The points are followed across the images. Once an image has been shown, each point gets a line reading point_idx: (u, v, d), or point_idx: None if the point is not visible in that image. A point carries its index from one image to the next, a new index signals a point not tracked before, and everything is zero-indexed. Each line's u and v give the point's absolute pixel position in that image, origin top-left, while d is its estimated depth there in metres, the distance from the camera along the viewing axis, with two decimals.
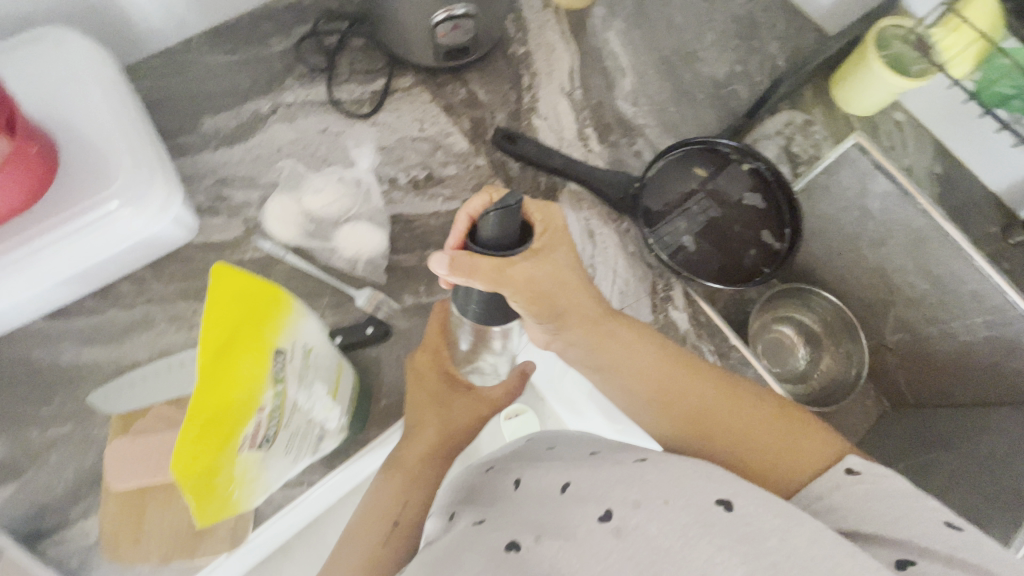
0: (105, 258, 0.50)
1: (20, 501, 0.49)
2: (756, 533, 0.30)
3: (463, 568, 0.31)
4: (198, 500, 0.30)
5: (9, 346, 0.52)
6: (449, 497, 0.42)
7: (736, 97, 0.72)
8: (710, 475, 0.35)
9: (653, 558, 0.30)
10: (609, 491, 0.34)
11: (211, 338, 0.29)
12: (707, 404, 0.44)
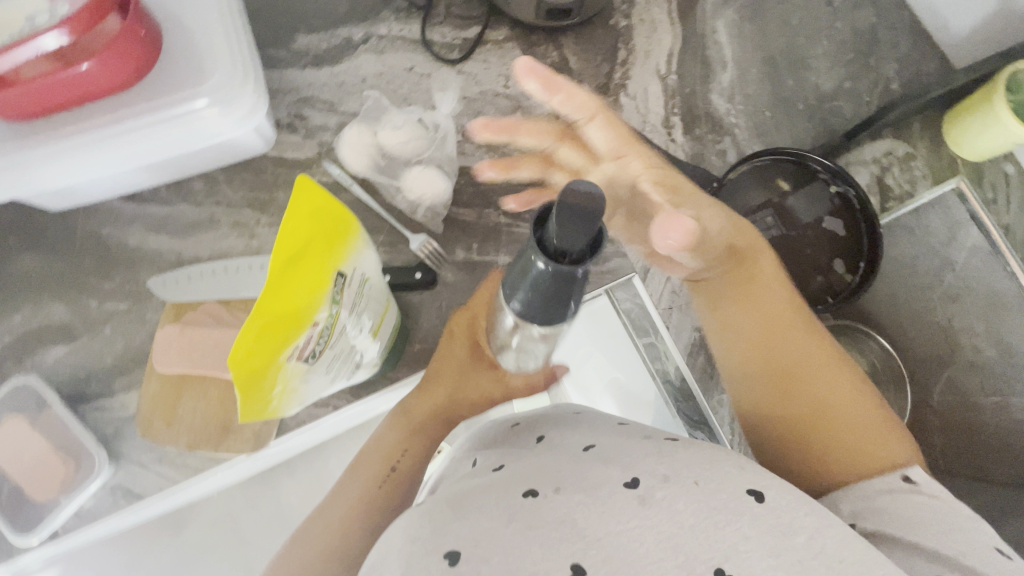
0: (184, 151, 0.51)
1: (73, 363, 0.52)
2: (786, 525, 0.30)
3: (481, 509, 0.32)
4: (245, 396, 0.31)
5: (86, 218, 0.55)
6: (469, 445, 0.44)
7: (838, 114, 0.67)
8: (746, 467, 0.34)
9: (676, 533, 0.29)
10: (640, 461, 0.34)
11: (284, 247, 0.30)
12: (799, 377, 0.43)
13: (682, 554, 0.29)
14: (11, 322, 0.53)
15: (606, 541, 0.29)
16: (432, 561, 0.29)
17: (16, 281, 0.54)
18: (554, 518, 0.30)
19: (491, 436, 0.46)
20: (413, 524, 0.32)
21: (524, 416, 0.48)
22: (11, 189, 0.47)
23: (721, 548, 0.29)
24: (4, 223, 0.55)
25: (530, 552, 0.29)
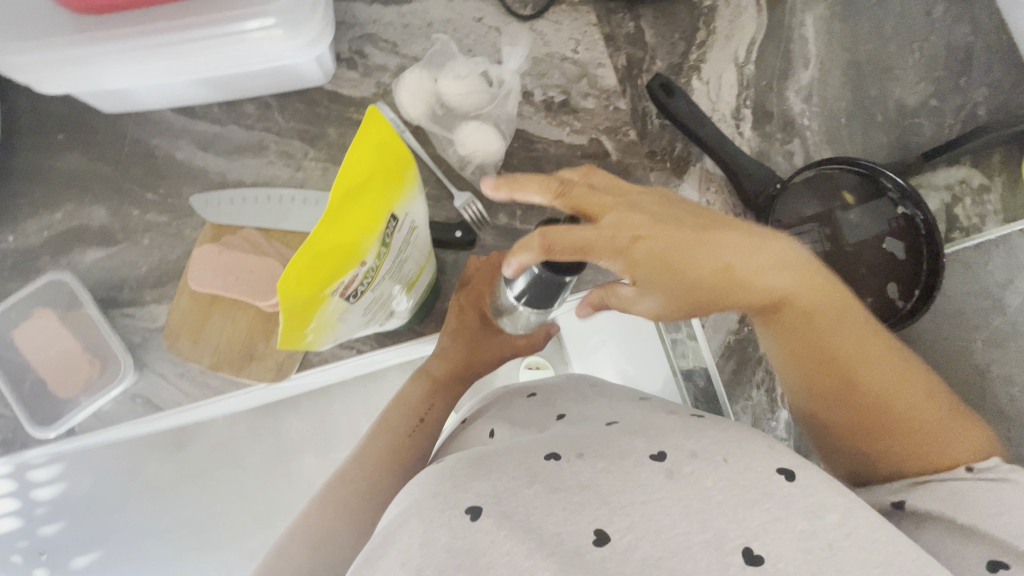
0: (242, 70, 0.50)
1: (107, 268, 0.52)
2: (817, 506, 0.31)
3: (506, 470, 0.35)
4: (288, 325, 0.31)
5: (137, 125, 0.55)
6: (495, 408, 0.47)
7: (918, 132, 0.63)
8: (772, 447, 0.35)
9: (701, 507, 0.31)
10: (665, 437, 0.36)
11: (345, 179, 0.29)
12: (853, 369, 0.41)
13: (709, 530, 0.30)
14: (51, 219, 0.53)
15: (630, 508, 0.32)
16: (454, 514, 0.32)
17: (60, 178, 0.54)
18: (576, 483, 0.34)
19: (513, 402, 0.48)
20: (436, 480, 0.35)
21: (546, 385, 0.50)
22: (69, 82, 0.47)
23: (749, 528, 0.31)
24: (54, 118, 0.54)
25: (552, 512, 0.32)
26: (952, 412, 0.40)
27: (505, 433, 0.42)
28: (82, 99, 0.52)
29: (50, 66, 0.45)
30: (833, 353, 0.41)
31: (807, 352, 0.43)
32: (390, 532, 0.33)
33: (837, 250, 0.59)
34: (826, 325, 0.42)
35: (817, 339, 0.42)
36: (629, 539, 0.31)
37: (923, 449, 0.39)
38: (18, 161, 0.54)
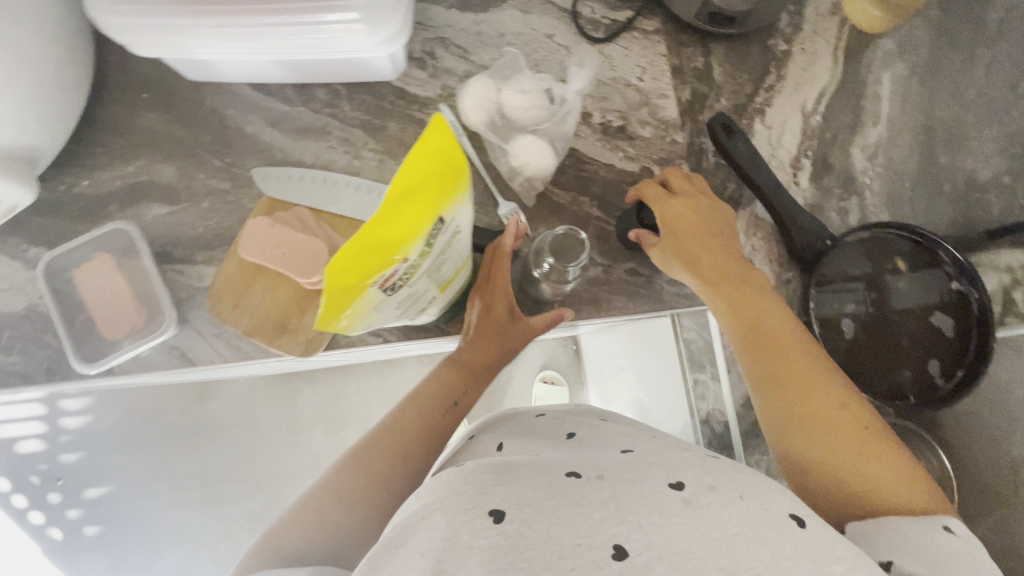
0: (319, 57, 0.52)
1: (168, 224, 0.55)
2: (827, 552, 0.31)
3: (521, 484, 0.34)
4: (329, 308, 0.32)
5: (214, 96, 0.58)
6: (504, 424, 0.48)
7: (985, 210, 0.58)
8: (784, 489, 0.36)
9: (717, 537, 0.31)
10: (682, 469, 0.36)
11: (404, 178, 0.30)
12: (811, 386, 0.40)
13: (724, 559, 0.30)
14: (124, 170, 0.56)
15: (647, 527, 0.31)
16: (476, 515, 0.32)
17: (138, 134, 0.57)
18: (595, 498, 0.33)
19: (523, 420, 0.48)
20: (459, 480, 0.35)
21: (557, 409, 0.50)
22: (161, 49, 0.50)
23: (762, 560, 0.30)
24: (141, 78, 0.58)
25: (572, 524, 0.32)
26: (869, 428, 0.39)
27: (512, 445, 0.43)
28: (173, 66, 0.55)
29: (147, 33, 0.48)
30: (792, 362, 0.42)
31: (772, 372, 0.42)
32: (410, 523, 0.33)
33: (880, 316, 0.57)
34: (780, 332, 0.44)
35: (779, 354, 0.43)
36: (647, 557, 0.30)
37: (860, 485, 0.37)
38: (103, 112, 0.57)
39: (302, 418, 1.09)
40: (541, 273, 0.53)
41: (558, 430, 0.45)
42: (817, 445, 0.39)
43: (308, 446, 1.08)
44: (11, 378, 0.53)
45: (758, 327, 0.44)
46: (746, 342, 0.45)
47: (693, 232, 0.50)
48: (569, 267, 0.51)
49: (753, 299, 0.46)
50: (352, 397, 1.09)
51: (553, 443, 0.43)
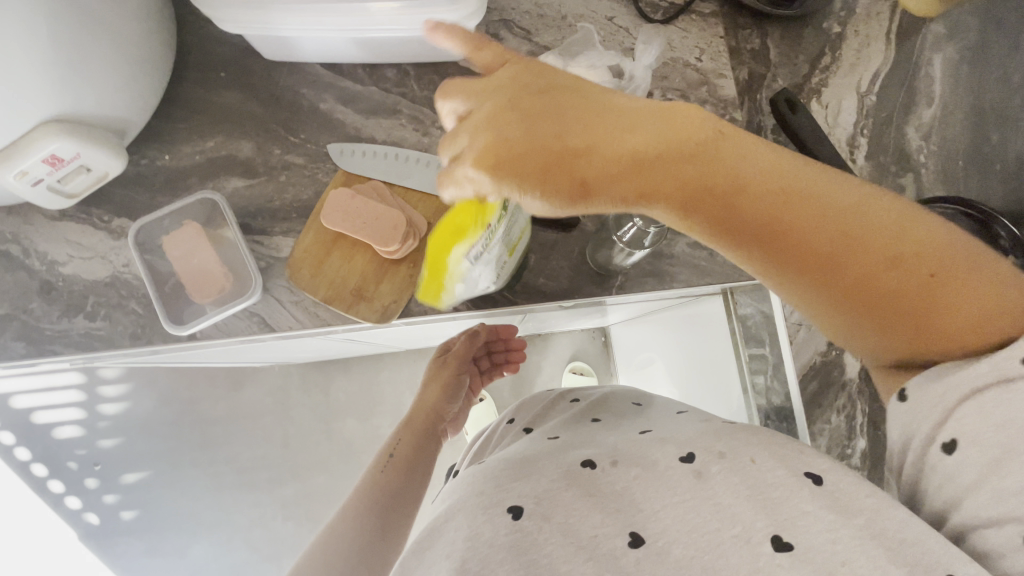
0: (399, 34, 0.54)
1: (245, 196, 0.57)
2: (845, 503, 0.33)
3: (540, 475, 0.39)
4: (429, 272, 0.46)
5: (289, 75, 0.60)
6: (537, 415, 0.53)
7: None
8: (806, 450, 0.37)
9: (731, 503, 0.34)
10: (695, 440, 0.39)
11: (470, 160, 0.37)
12: (790, 224, 0.32)
13: (738, 526, 0.33)
14: (203, 146, 0.59)
15: (661, 513, 0.35)
16: (496, 512, 0.36)
17: (215, 112, 0.59)
18: (610, 490, 0.37)
19: (550, 408, 0.54)
20: (481, 482, 0.40)
21: (592, 395, 0.55)
22: (249, 26, 0.52)
23: (782, 520, 0.33)
24: (219, 58, 0.60)
25: (588, 516, 0.36)
26: (937, 276, 0.31)
27: (541, 435, 0.48)
28: (258, 48, 0.58)
29: (242, 12, 0.51)
30: (731, 190, 0.32)
31: (725, 225, 0.33)
32: (437, 526, 0.38)
33: None
34: (743, 178, 0.32)
35: (732, 199, 0.32)
36: (663, 542, 0.34)
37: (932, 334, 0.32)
38: (182, 91, 0.60)
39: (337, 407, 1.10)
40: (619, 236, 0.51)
41: (585, 414, 0.50)
42: (902, 311, 0.32)
43: (342, 432, 1.11)
44: (97, 342, 0.55)
45: (707, 190, 0.33)
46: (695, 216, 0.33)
47: (531, 146, 0.33)
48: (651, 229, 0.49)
49: (690, 173, 0.32)
50: (384, 386, 1.11)
51: (579, 426, 0.48)
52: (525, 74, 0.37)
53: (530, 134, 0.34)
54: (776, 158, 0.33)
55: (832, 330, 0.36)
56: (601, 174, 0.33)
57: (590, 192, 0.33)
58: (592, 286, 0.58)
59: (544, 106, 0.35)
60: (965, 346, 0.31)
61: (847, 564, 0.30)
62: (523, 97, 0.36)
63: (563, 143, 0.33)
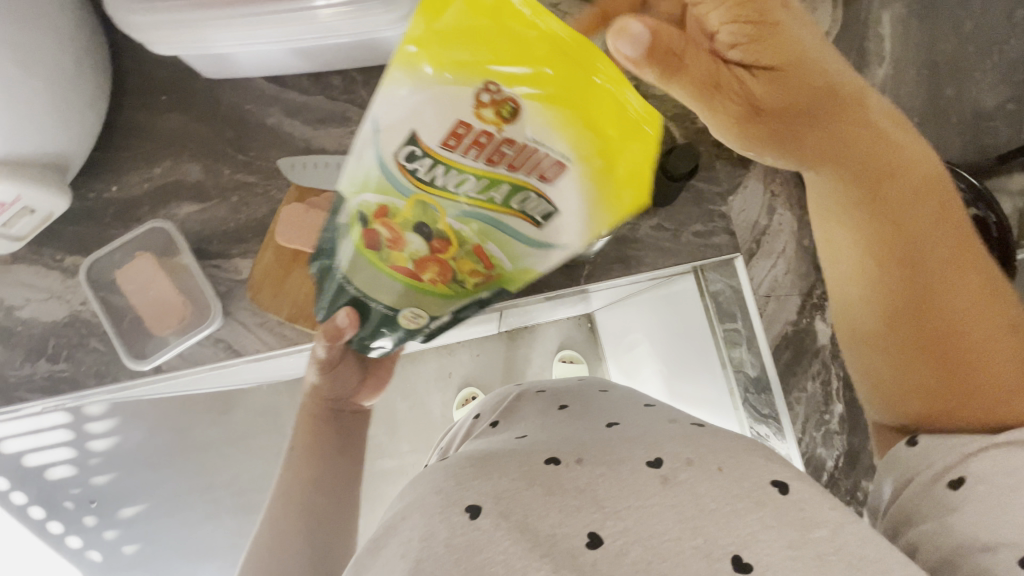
0: (338, 40, 0.53)
1: (200, 221, 0.56)
2: (805, 520, 0.36)
3: (503, 472, 0.41)
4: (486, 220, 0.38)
5: (232, 92, 0.59)
6: (508, 407, 0.54)
7: (993, 135, 0.63)
8: (769, 461, 0.41)
9: (694, 515, 0.37)
10: (665, 445, 0.42)
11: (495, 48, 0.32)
12: (930, 282, 0.41)
13: (699, 537, 0.36)
14: (151, 174, 0.57)
15: (624, 513, 0.38)
16: (455, 512, 0.38)
17: (161, 137, 0.58)
18: (574, 486, 0.40)
19: (520, 396, 0.54)
20: (443, 478, 0.41)
21: (556, 384, 0.56)
22: (177, 47, 0.50)
23: (739, 535, 0.36)
24: (159, 82, 0.59)
25: (548, 515, 0.38)
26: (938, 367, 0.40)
27: (511, 429, 0.49)
28: (191, 65, 0.56)
29: (168, 30, 0.49)
30: (926, 254, 0.41)
31: (905, 260, 0.42)
32: (394, 522, 0.40)
33: None
34: (921, 229, 0.42)
35: (906, 243, 0.42)
36: (620, 542, 0.37)
37: (947, 401, 0.39)
38: (124, 118, 0.58)
39: None
40: None
41: (551, 404, 0.51)
42: (932, 346, 0.41)
43: None
44: (63, 385, 0.54)
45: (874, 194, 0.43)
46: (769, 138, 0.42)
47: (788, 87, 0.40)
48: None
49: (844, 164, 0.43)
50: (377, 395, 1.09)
51: (546, 419, 0.49)
52: (774, 91, 0.40)
53: (799, 53, 0.39)
54: (923, 203, 0.42)
55: (844, 294, 0.46)
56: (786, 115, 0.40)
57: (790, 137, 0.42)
58: (559, 278, 0.57)
59: (787, 103, 0.40)
60: (984, 422, 0.38)
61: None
62: (776, 109, 0.40)
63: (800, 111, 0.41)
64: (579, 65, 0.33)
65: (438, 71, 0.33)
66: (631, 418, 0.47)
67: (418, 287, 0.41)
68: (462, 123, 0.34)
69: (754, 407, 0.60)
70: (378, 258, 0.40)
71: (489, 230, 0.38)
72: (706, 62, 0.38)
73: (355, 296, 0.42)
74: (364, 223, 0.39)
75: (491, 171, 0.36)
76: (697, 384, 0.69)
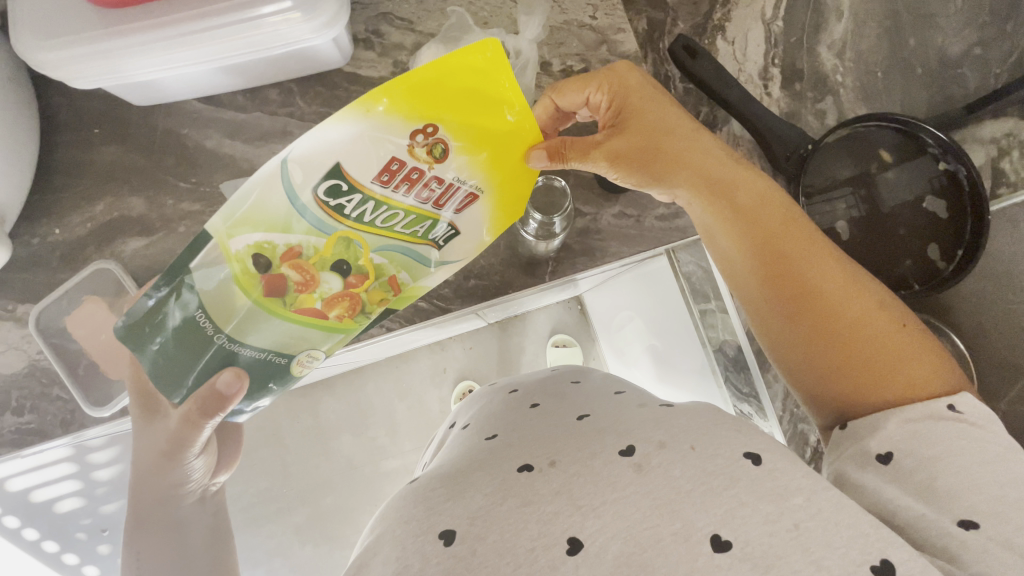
0: (265, 54, 0.50)
1: (152, 254, 0.55)
2: (781, 488, 0.34)
3: (476, 487, 0.37)
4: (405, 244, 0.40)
5: (166, 116, 0.56)
6: (482, 408, 0.50)
7: (962, 83, 0.62)
8: (740, 431, 0.39)
9: (672, 498, 0.34)
10: (635, 431, 0.39)
11: (428, 96, 0.35)
12: (811, 273, 0.42)
13: (679, 521, 0.33)
14: (92, 212, 0.55)
15: (601, 509, 0.35)
16: (429, 539, 0.35)
17: (98, 172, 0.55)
18: (548, 491, 0.36)
19: (495, 397, 0.51)
20: (410, 504, 0.38)
21: (528, 380, 0.52)
22: (98, 77, 0.48)
23: (718, 515, 0.33)
24: (90, 114, 0.56)
25: (526, 527, 0.34)
26: (850, 352, 0.40)
27: (479, 433, 0.45)
28: (114, 93, 0.53)
29: (82, 63, 0.46)
30: (790, 246, 0.43)
31: (775, 254, 0.43)
32: (365, 559, 0.37)
33: (876, 212, 0.60)
34: (779, 221, 0.44)
35: (775, 242, 0.43)
36: (600, 541, 0.33)
37: (857, 386, 0.39)
38: (57, 157, 0.55)
39: (328, 428, 0.94)
40: (527, 229, 0.53)
41: (522, 401, 0.47)
42: (831, 336, 0.40)
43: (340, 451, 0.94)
44: (30, 438, 0.53)
45: (732, 201, 0.45)
46: (640, 174, 0.47)
47: (640, 132, 0.46)
48: (553, 218, 0.51)
49: (718, 174, 0.46)
50: (373, 397, 0.95)
51: (515, 416, 0.45)
52: (645, 124, 0.47)
53: (648, 105, 0.48)
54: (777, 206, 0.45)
55: (746, 302, 0.46)
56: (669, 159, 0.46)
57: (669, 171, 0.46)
58: (523, 276, 0.56)
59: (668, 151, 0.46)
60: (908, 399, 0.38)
61: (783, 558, 0.31)
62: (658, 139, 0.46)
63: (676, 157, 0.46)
64: (517, 115, 0.37)
65: (378, 114, 0.35)
66: (601, 409, 0.43)
67: (322, 329, 0.41)
68: (397, 159, 0.36)
69: (735, 386, 0.61)
70: (280, 304, 0.39)
71: (410, 262, 0.41)
72: (637, 110, 0.47)
73: (238, 352, 0.40)
74: (270, 267, 0.38)
75: (417, 206, 0.39)
76: (681, 367, 0.69)
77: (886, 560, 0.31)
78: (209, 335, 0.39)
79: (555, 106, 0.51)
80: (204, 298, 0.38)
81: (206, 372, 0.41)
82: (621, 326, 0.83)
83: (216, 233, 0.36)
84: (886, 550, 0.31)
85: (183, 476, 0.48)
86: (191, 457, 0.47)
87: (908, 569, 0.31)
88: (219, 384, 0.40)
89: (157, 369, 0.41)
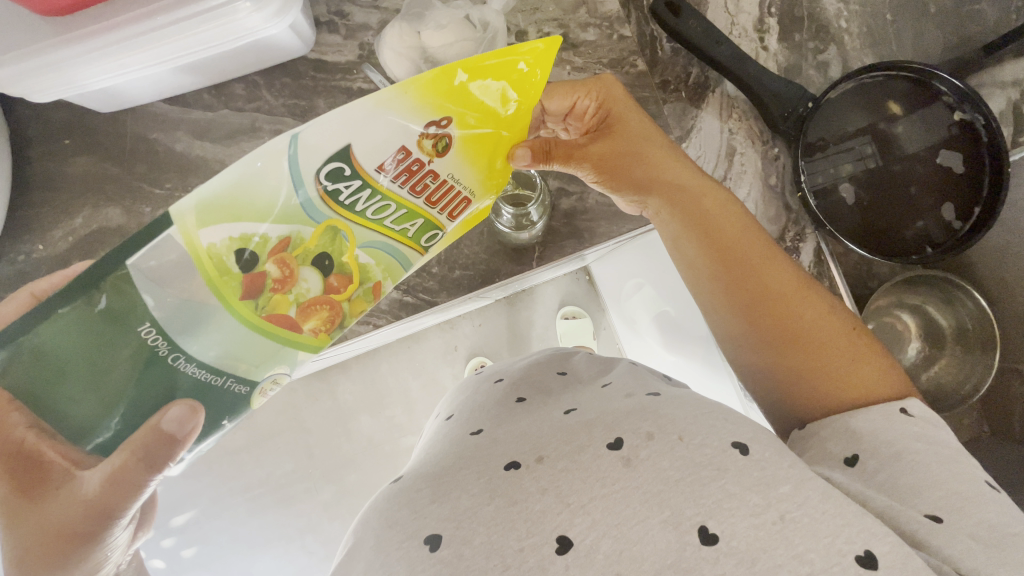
0: (216, 50, 0.48)
1: None
2: (769, 476, 0.33)
3: (463, 486, 0.36)
4: (392, 247, 0.38)
5: (131, 121, 0.55)
6: (465, 399, 0.50)
7: (978, 21, 0.57)
8: (728, 421, 0.37)
9: (662, 489, 0.33)
10: (622, 422, 0.38)
11: (461, 87, 0.34)
12: (773, 282, 0.44)
13: (667, 510, 0.32)
14: (72, 225, 0.54)
15: (590, 506, 0.33)
16: (413, 544, 0.34)
17: (73, 183, 0.55)
18: (536, 488, 0.35)
19: (478, 387, 0.51)
20: (395, 506, 0.37)
21: (515, 369, 0.51)
22: (55, 90, 0.47)
23: (706, 505, 0.32)
24: (58, 124, 0.55)
25: (514, 527, 0.33)
26: (810, 355, 0.41)
27: (464, 427, 0.44)
28: (75, 101, 0.52)
29: (32, 78, 0.44)
30: (750, 257, 0.45)
31: (738, 263, 0.45)
32: (349, 558, 0.37)
33: (884, 169, 0.57)
34: (740, 234, 0.46)
35: (738, 253, 0.45)
36: (589, 539, 0.32)
37: (814, 384, 0.41)
38: (31, 170, 0.54)
39: (345, 410, 0.89)
40: (506, 221, 0.53)
41: (509, 392, 0.47)
42: (792, 340, 0.42)
43: (357, 432, 0.90)
44: None
45: (698, 211, 0.47)
46: (616, 180, 0.49)
47: (621, 140, 0.48)
48: (528, 207, 0.53)
49: (684, 185, 0.48)
50: (386, 378, 0.90)
51: (501, 408, 0.44)
52: (620, 136, 0.48)
53: (624, 114, 0.49)
54: (741, 218, 0.47)
55: (708, 310, 0.47)
56: (638, 171, 0.48)
57: (643, 178, 0.48)
58: (508, 264, 0.56)
59: (640, 161, 0.48)
60: (864, 397, 0.40)
61: (768, 551, 0.30)
62: (630, 149, 0.48)
63: (648, 167, 0.48)
64: (524, 112, 0.37)
65: (403, 103, 0.33)
66: (589, 400, 0.42)
67: (291, 341, 0.36)
68: (405, 149, 0.34)
69: None
70: (251, 307, 0.34)
71: (395, 265, 0.39)
72: (620, 117, 0.49)
73: (190, 374, 0.33)
74: (253, 263, 0.33)
75: (412, 200, 0.36)
76: (688, 336, 0.69)
77: (869, 552, 0.30)
78: (160, 355, 0.32)
79: (541, 109, 0.48)
80: (153, 301, 0.31)
81: (138, 415, 0.33)
82: (616, 302, 0.83)
83: (184, 221, 0.32)
84: (870, 540, 0.30)
85: (102, 555, 0.37)
86: (119, 526, 0.36)
87: (890, 560, 0.30)
88: (161, 432, 0.33)
89: (63, 422, 0.31)
